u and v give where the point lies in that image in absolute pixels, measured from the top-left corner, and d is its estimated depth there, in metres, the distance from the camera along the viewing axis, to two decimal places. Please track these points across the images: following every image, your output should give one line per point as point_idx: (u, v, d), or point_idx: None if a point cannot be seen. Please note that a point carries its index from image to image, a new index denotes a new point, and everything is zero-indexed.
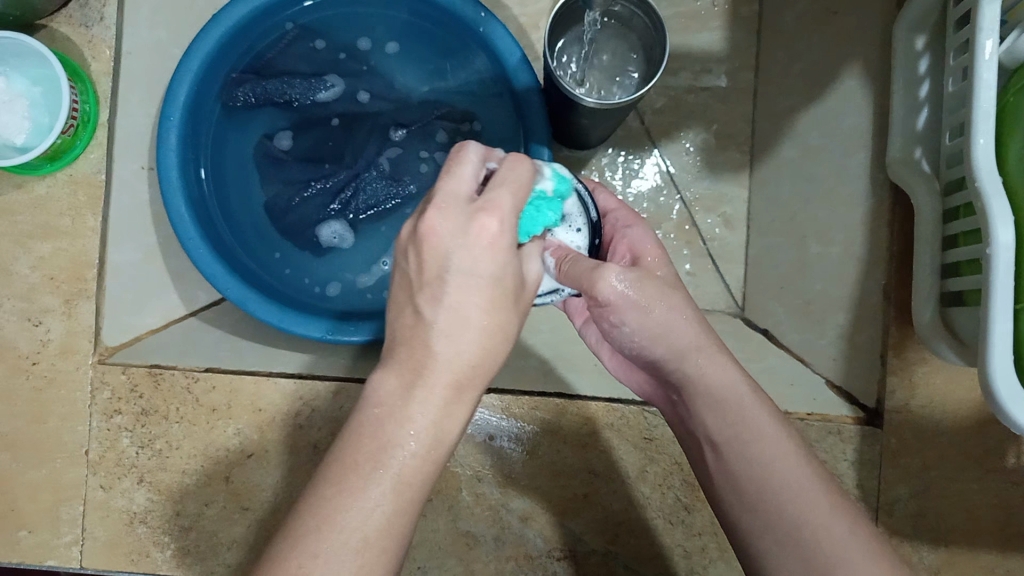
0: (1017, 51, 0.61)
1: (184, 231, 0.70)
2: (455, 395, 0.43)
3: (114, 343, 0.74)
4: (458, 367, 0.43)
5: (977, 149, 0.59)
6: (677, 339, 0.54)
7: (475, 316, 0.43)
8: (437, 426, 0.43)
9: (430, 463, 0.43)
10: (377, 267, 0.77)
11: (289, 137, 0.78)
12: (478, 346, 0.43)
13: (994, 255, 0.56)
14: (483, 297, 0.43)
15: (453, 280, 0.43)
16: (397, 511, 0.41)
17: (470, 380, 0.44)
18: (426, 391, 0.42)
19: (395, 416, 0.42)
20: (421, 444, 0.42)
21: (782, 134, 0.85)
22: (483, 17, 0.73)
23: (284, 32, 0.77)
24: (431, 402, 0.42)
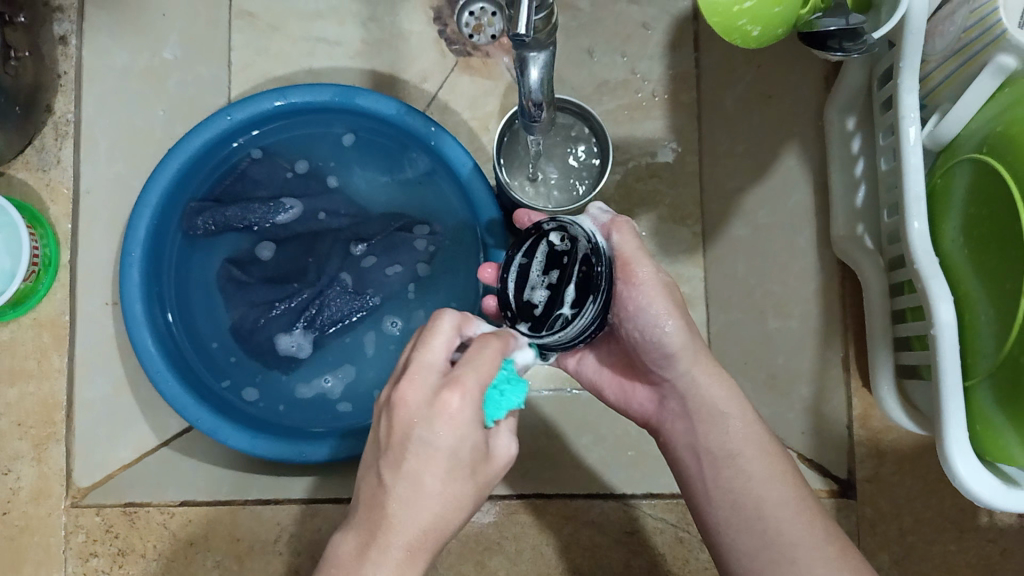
0: (939, 136, 0.63)
1: (153, 365, 0.71)
2: (413, 560, 0.45)
3: (86, 483, 0.74)
4: (414, 533, 0.45)
5: (912, 232, 0.62)
6: (693, 341, 0.57)
7: (429, 489, 0.45)
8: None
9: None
10: (320, 381, 0.78)
11: (265, 253, 0.80)
12: (433, 520, 0.46)
13: (938, 337, 0.58)
14: (441, 472, 0.45)
15: (426, 466, 0.45)
16: None
17: (422, 544, 0.46)
18: (383, 560, 0.44)
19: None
20: None
21: (729, 214, 0.88)
22: (433, 131, 0.76)
23: (241, 157, 0.79)
24: (383, 570, 0.44)
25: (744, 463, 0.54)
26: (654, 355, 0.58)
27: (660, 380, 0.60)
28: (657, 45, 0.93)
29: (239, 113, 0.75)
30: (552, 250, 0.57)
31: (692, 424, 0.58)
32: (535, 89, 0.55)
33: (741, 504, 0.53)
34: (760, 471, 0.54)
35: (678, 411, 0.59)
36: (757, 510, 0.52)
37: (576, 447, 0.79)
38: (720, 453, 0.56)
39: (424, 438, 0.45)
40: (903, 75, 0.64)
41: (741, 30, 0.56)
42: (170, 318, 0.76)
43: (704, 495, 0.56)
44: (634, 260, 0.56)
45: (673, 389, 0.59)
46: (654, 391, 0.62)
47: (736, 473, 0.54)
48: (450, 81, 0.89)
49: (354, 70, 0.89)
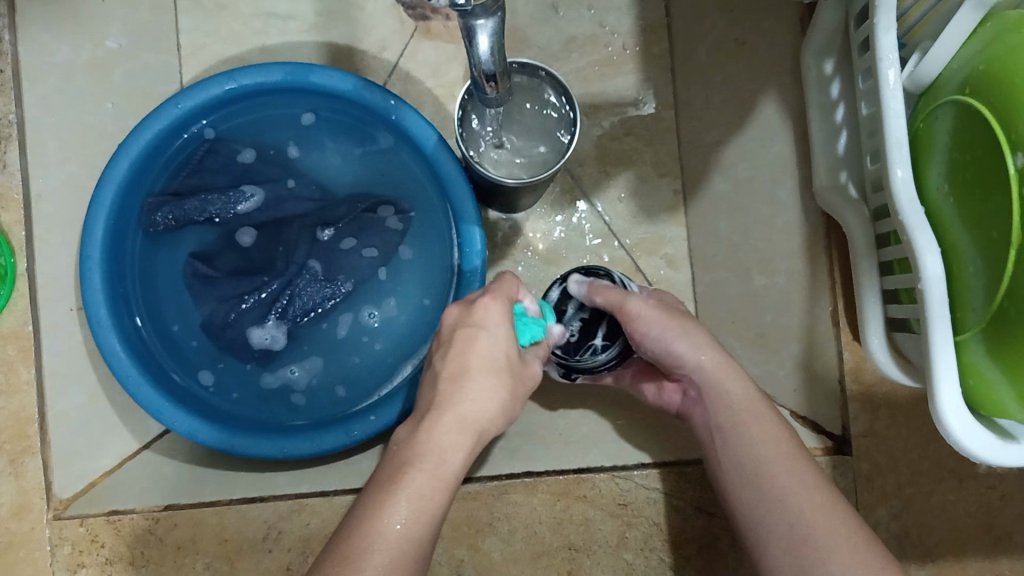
0: (920, 77, 0.60)
1: (123, 370, 0.70)
2: (469, 447, 0.50)
3: (68, 494, 0.72)
4: (457, 414, 0.50)
5: (896, 181, 0.59)
6: (695, 338, 0.63)
7: (475, 379, 0.51)
8: (450, 469, 0.49)
9: (439, 496, 0.48)
10: (284, 372, 0.75)
11: (242, 240, 0.76)
12: (485, 406, 0.51)
13: (926, 289, 0.56)
14: (490, 355, 0.52)
15: (475, 358, 0.51)
16: (411, 535, 0.46)
17: (473, 422, 0.50)
18: (448, 441, 0.49)
19: (416, 450, 0.48)
20: (433, 472, 0.48)
21: (708, 169, 0.84)
22: (393, 104, 0.73)
23: (197, 147, 0.76)
24: (440, 443, 0.49)
25: (742, 422, 0.61)
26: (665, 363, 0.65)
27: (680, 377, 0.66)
28: None
29: (188, 101, 0.72)
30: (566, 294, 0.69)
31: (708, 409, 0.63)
32: (485, 60, 0.51)
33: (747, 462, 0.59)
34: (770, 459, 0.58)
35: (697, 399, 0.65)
36: (755, 469, 0.58)
37: (565, 421, 0.77)
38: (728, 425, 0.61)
39: (476, 343, 0.52)
40: (880, 12, 0.60)
41: None
42: (140, 322, 0.74)
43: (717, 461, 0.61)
44: (625, 301, 0.63)
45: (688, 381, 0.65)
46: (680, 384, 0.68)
47: (738, 437, 0.60)
48: (410, 49, 0.86)
49: (309, 45, 0.85)
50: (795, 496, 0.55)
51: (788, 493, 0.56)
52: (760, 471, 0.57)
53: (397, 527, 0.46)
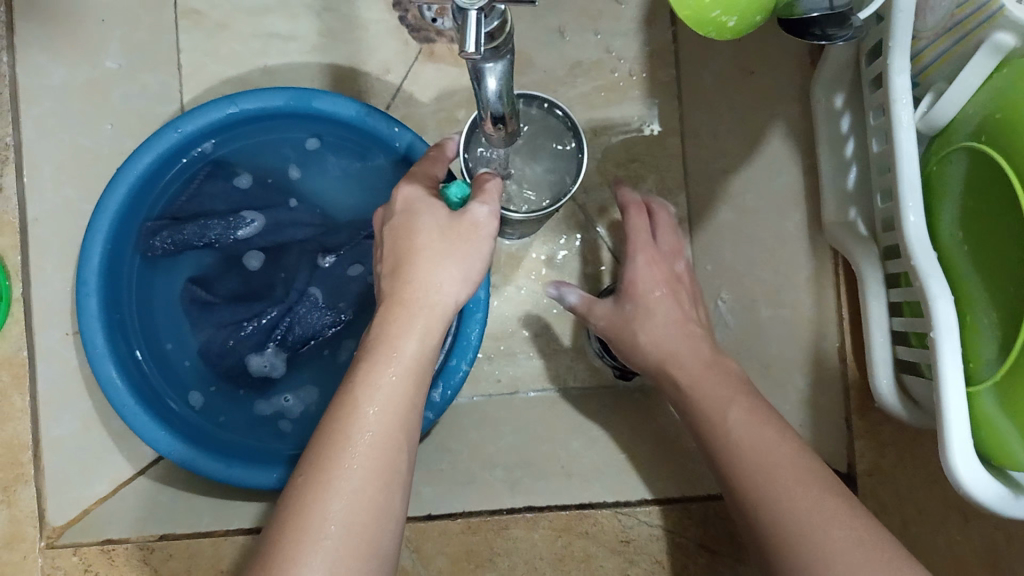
0: (934, 119, 0.59)
1: (118, 399, 0.68)
2: (424, 326, 0.52)
3: (61, 523, 0.70)
4: (418, 306, 0.52)
5: (908, 226, 0.58)
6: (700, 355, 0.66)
7: (429, 264, 0.53)
8: (413, 358, 0.51)
9: (403, 406, 0.49)
10: (278, 399, 0.75)
11: (249, 262, 0.76)
12: (439, 295, 0.53)
13: (938, 338, 0.55)
14: (435, 252, 0.53)
15: (417, 238, 0.54)
16: (374, 456, 0.47)
17: (431, 311, 0.53)
18: (399, 331, 0.51)
19: (372, 373, 0.50)
20: (394, 379, 0.50)
21: (715, 197, 0.84)
22: (396, 131, 0.72)
23: (197, 170, 0.75)
24: (394, 353, 0.51)
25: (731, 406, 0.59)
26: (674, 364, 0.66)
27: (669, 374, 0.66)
28: (631, 21, 0.88)
29: (188, 126, 0.71)
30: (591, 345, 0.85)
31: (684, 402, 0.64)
32: (493, 100, 0.50)
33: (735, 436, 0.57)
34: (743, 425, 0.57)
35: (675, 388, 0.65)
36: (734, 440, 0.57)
37: (568, 454, 0.76)
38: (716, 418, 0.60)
39: (416, 229, 0.55)
40: (895, 53, 0.59)
41: (716, 21, 0.51)
42: (139, 355, 0.73)
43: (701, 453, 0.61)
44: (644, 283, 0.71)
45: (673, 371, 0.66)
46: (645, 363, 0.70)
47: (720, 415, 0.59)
48: (414, 71, 0.84)
49: (311, 66, 0.84)
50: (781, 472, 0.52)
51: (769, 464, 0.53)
52: (733, 438, 0.57)
53: (371, 417, 0.48)
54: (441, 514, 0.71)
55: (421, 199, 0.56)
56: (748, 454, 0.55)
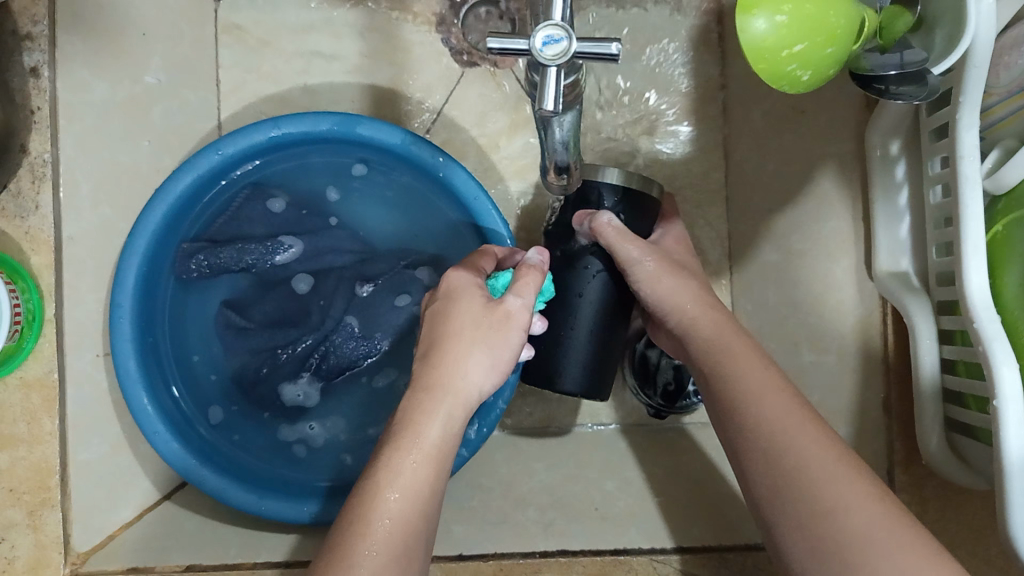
0: (1000, 181, 0.57)
1: (149, 425, 0.67)
2: (448, 412, 0.53)
3: (86, 548, 0.68)
4: (447, 395, 0.53)
5: (969, 286, 0.57)
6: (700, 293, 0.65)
7: (459, 354, 0.54)
8: (434, 446, 0.52)
9: (421, 497, 0.50)
10: (304, 425, 0.73)
11: (297, 287, 0.74)
12: (464, 382, 0.53)
13: (1002, 408, 0.53)
14: (467, 339, 0.54)
15: (452, 326, 0.55)
16: (390, 546, 0.48)
17: (457, 406, 0.53)
18: (424, 418, 0.52)
19: (393, 457, 0.51)
20: (414, 469, 0.50)
21: (759, 235, 0.81)
22: (441, 161, 0.70)
23: (236, 193, 0.74)
24: (415, 440, 0.51)
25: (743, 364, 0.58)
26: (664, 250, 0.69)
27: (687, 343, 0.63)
28: (679, 52, 0.86)
29: (229, 148, 0.69)
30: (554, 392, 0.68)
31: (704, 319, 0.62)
32: (559, 149, 0.49)
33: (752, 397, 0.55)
34: (759, 396, 0.55)
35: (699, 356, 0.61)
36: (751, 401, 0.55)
37: (603, 494, 0.75)
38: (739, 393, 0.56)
39: (454, 310, 0.56)
40: (964, 108, 0.57)
41: (790, 76, 0.50)
42: (176, 393, 0.71)
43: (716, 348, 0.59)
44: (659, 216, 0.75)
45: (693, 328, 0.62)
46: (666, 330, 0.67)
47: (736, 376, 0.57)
48: (456, 96, 0.83)
49: (352, 88, 0.83)
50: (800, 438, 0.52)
51: (787, 433, 0.53)
52: (757, 408, 0.55)
53: (388, 504, 0.49)
54: (473, 554, 0.68)
55: (465, 287, 0.57)
56: (756, 427, 0.54)
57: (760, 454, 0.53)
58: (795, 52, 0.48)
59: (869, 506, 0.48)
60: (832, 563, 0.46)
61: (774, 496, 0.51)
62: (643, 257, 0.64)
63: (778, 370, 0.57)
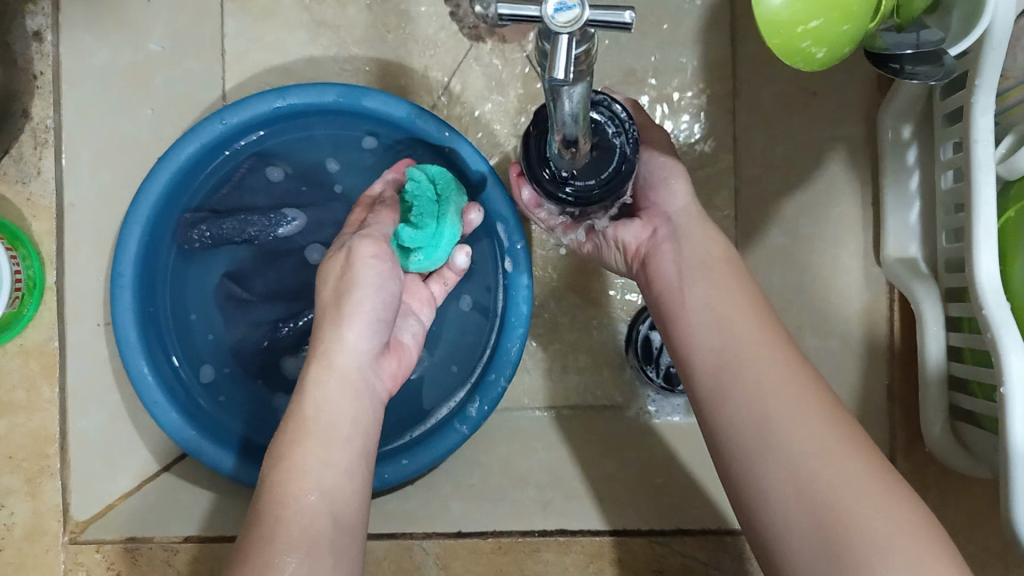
0: (1014, 165, 0.56)
1: (149, 396, 0.67)
2: (335, 383, 0.53)
3: (84, 516, 0.69)
4: (330, 370, 0.53)
5: (979, 273, 0.56)
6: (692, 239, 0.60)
7: (335, 330, 0.54)
8: (332, 419, 0.51)
9: (330, 470, 0.49)
10: None
11: (309, 257, 0.73)
12: (343, 351, 0.53)
13: (1007, 396, 0.53)
14: (329, 307, 0.54)
15: (318, 302, 0.56)
16: (311, 527, 0.46)
17: (346, 374, 0.53)
18: (309, 399, 0.52)
19: (293, 439, 0.50)
20: (314, 447, 0.50)
21: (766, 219, 0.79)
22: (447, 136, 0.70)
23: (238, 164, 0.73)
24: (308, 418, 0.51)
25: (744, 338, 0.53)
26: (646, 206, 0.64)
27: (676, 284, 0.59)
28: (691, 31, 0.85)
29: (233, 118, 0.69)
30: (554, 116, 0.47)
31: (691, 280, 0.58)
32: (568, 120, 0.48)
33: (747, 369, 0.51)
34: (756, 362, 0.51)
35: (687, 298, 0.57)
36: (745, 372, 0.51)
37: (601, 475, 0.74)
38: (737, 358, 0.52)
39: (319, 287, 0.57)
40: (980, 92, 0.56)
41: (805, 52, 0.49)
42: (176, 362, 0.71)
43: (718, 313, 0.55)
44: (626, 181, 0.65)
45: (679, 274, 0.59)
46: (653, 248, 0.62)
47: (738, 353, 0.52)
48: (462, 70, 0.82)
49: (358, 60, 0.82)
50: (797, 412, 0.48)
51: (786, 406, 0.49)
52: (750, 377, 0.51)
53: (301, 485, 0.48)
54: (473, 531, 0.69)
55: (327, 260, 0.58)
56: (751, 398, 0.50)
57: (752, 432, 0.49)
58: (810, 28, 0.47)
59: (863, 486, 0.44)
60: (835, 548, 0.43)
61: (770, 479, 0.47)
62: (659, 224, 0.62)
63: (772, 338, 0.53)
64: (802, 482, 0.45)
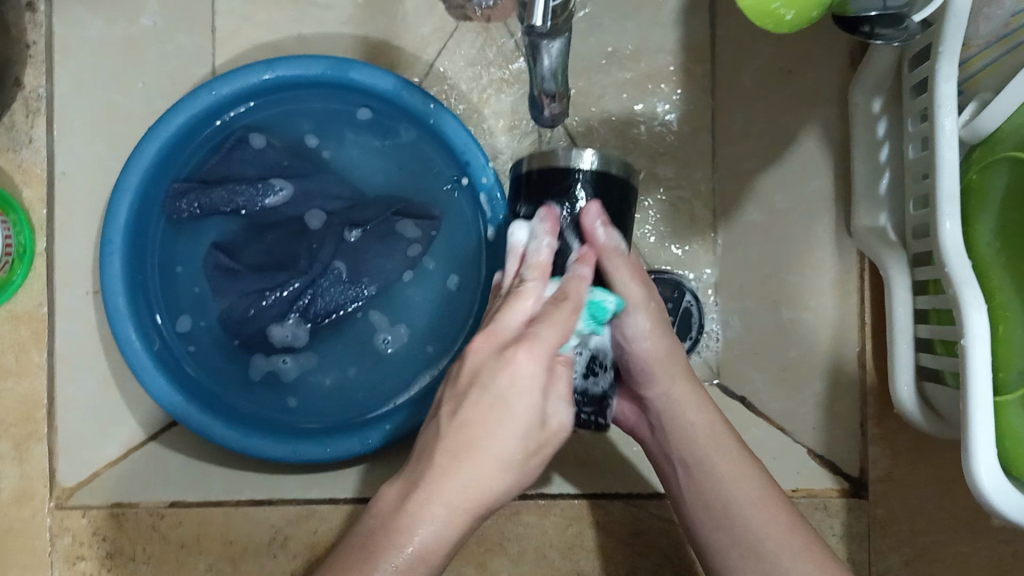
0: (979, 128, 0.58)
1: (137, 361, 0.68)
2: (522, 427, 0.48)
3: (72, 483, 0.70)
4: (495, 401, 0.48)
5: (944, 234, 0.59)
6: (664, 373, 0.65)
7: (514, 362, 0.49)
8: (498, 458, 0.48)
9: (465, 516, 0.48)
10: (277, 359, 0.74)
11: (310, 223, 0.75)
12: (513, 394, 0.48)
13: (969, 347, 0.55)
14: (526, 360, 0.49)
15: (506, 382, 0.48)
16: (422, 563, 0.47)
17: (518, 410, 0.48)
18: (493, 426, 0.48)
19: (470, 448, 0.48)
20: (473, 479, 0.47)
21: (743, 196, 0.84)
22: (432, 108, 0.72)
23: (226, 137, 0.75)
24: (492, 432, 0.48)
25: (710, 462, 0.62)
26: (638, 373, 0.65)
27: (647, 406, 0.67)
28: (671, 13, 0.87)
29: (223, 89, 0.71)
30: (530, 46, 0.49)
31: (666, 437, 0.66)
32: (548, 76, 0.50)
33: (714, 470, 0.61)
34: (721, 465, 0.61)
35: (658, 429, 0.66)
36: (707, 478, 0.61)
37: (582, 443, 0.78)
38: (692, 460, 0.63)
39: (488, 418, 0.48)
40: (942, 60, 0.59)
41: (774, 14, 0.51)
42: (159, 320, 0.73)
43: (677, 453, 0.64)
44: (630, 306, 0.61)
45: (650, 406, 0.67)
46: (638, 405, 0.69)
47: (704, 469, 0.62)
48: (449, 48, 0.84)
49: (346, 38, 0.84)
50: (748, 506, 0.59)
51: (744, 504, 0.59)
52: (710, 476, 0.61)
53: (432, 518, 0.47)
54: None
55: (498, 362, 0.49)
56: (711, 480, 0.61)
57: (711, 513, 0.60)
58: None
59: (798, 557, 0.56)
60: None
61: (723, 548, 0.59)
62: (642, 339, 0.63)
63: (741, 448, 0.62)
64: (741, 548, 0.58)
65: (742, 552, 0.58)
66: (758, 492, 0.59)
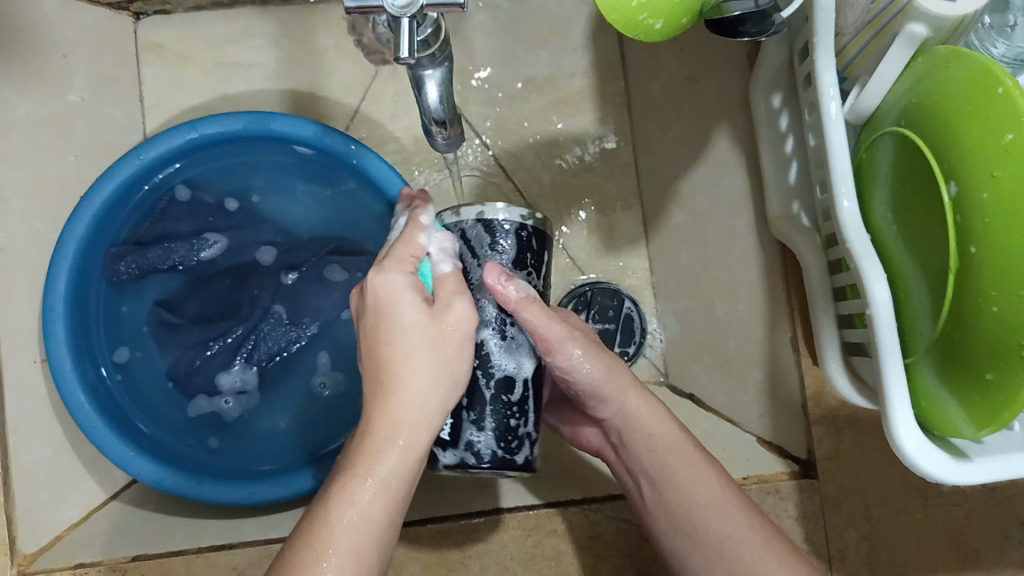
0: (861, 108, 0.62)
1: (87, 422, 0.69)
2: (404, 445, 0.50)
3: (33, 549, 0.71)
4: (399, 422, 0.49)
5: (842, 213, 0.60)
6: (620, 383, 0.63)
7: (415, 375, 0.50)
8: (393, 473, 0.49)
9: (384, 513, 0.48)
10: (219, 400, 0.76)
11: (262, 258, 0.77)
12: (405, 412, 0.49)
13: (875, 316, 0.56)
14: (411, 363, 0.50)
15: (398, 329, 0.50)
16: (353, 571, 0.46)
17: (415, 433, 0.50)
18: (382, 436, 0.49)
19: (379, 436, 0.49)
20: (380, 477, 0.48)
21: (669, 202, 0.87)
22: (354, 149, 0.74)
23: (158, 197, 0.77)
24: (386, 458, 0.49)
25: (672, 470, 0.62)
26: (587, 396, 0.65)
27: (601, 418, 0.67)
28: (579, 36, 0.91)
29: (150, 152, 0.73)
30: (414, 77, 0.52)
31: (631, 449, 0.66)
32: (435, 107, 0.53)
33: (680, 479, 0.62)
34: (688, 474, 0.62)
35: (619, 441, 0.67)
36: (677, 487, 0.62)
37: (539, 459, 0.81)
38: (653, 469, 0.64)
39: (382, 316, 0.51)
40: (819, 50, 0.62)
41: (643, 24, 0.52)
42: (104, 371, 0.74)
43: (638, 461, 0.65)
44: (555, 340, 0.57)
45: (609, 423, 0.67)
46: (600, 426, 0.70)
47: (668, 480, 0.62)
48: (372, 91, 0.88)
49: (271, 92, 0.88)
50: (722, 509, 0.60)
51: (710, 508, 0.60)
52: (674, 482, 0.62)
53: (342, 536, 0.47)
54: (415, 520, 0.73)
55: (398, 290, 0.51)
56: (677, 484, 0.62)
57: (679, 519, 0.62)
58: (644, 2, 0.50)
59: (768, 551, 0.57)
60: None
61: (695, 548, 0.61)
62: (583, 365, 0.61)
63: (719, 470, 0.63)
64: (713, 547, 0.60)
65: (716, 552, 0.59)
66: (729, 499, 0.61)
